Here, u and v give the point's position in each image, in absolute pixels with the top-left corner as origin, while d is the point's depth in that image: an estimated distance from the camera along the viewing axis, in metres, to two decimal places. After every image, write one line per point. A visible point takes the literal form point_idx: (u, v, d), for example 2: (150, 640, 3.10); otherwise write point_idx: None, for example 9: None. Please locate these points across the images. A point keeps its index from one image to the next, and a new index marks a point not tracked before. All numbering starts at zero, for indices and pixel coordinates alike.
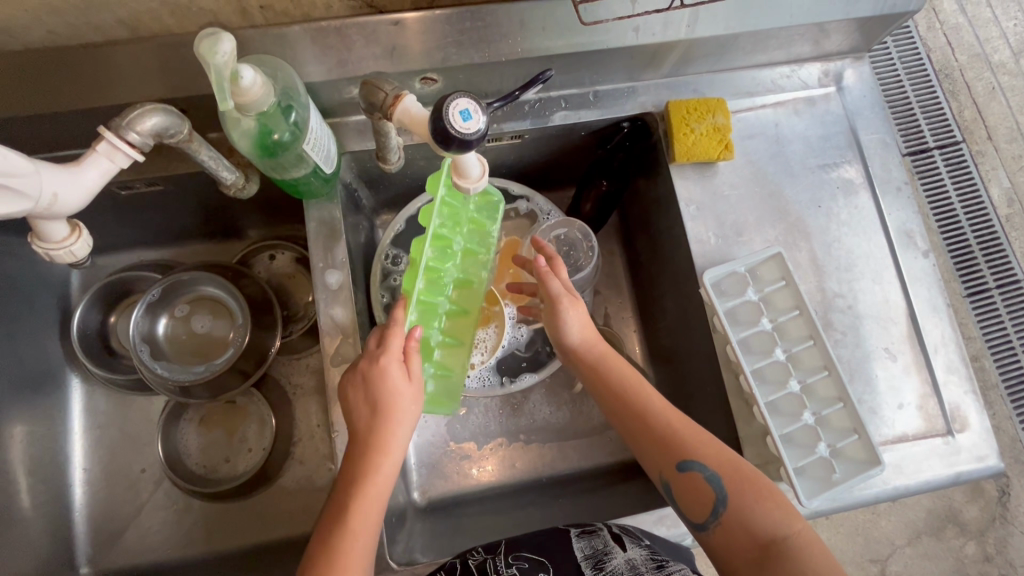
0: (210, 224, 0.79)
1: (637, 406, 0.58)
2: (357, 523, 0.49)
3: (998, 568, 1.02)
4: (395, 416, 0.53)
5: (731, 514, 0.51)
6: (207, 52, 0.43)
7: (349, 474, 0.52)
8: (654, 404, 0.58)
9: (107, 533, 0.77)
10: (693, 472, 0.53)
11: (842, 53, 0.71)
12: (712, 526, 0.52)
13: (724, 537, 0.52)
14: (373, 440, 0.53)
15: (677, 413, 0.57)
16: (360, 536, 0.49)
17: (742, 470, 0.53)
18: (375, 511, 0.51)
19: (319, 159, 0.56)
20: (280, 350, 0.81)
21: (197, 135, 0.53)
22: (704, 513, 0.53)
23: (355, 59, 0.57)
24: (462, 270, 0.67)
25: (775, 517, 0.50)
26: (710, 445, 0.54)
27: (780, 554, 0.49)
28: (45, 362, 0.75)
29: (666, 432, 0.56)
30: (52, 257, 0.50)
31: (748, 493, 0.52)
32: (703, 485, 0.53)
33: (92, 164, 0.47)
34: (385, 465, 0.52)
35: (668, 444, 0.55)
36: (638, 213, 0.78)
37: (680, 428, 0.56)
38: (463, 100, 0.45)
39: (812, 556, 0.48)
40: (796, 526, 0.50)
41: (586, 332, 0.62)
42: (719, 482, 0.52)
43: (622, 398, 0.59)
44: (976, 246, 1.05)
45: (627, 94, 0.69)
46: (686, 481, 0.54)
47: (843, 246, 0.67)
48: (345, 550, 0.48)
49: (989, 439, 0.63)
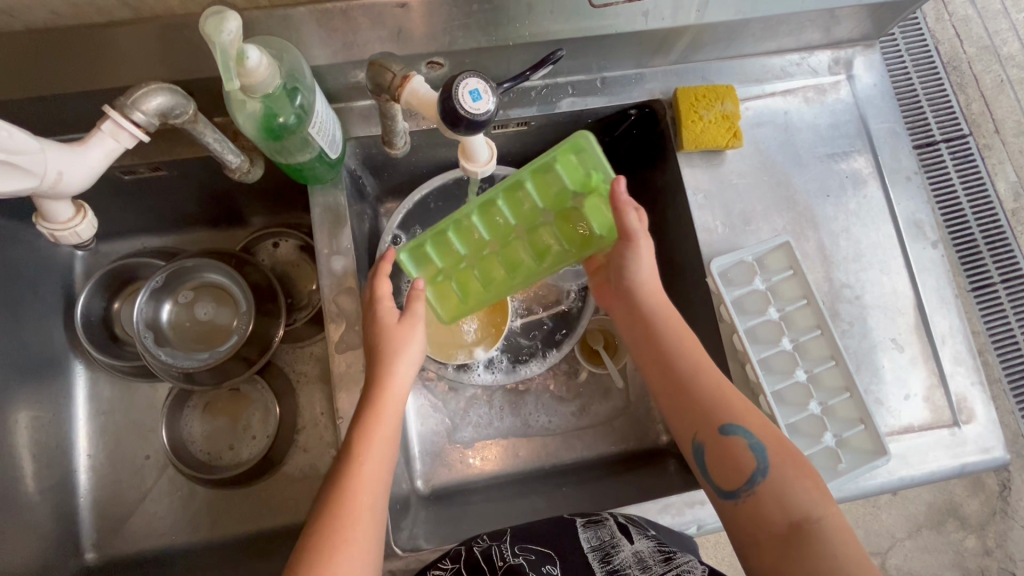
0: (214, 210, 0.79)
1: (682, 366, 0.58)
2: (364, 492, 0.50)
3: (998, 562, 1.02)
4: (393, 381, 0.56)
5: (769, 485, 0.51)
6: (212, 31, 0.43)
7: (369, 441, 0.52)
8: (699, 363, 0.58)
9: (112, 519, 0.77)
10: (735, 437, 0.53)
11: (853, 41, 0.70)
12: (744, 495, 0.52)
13: (755, 508, 0.51)
14: (380, 413, 0.54)
15: (723, 379, 0.57)
16: (367, 504, 0.50)
17: (787, 448, 0.53)
18: (382, 483, 0.52)
19: (324, 143, 0.56)
20: (284, 338, 0.81)
21: (203, 117, 0.53)
22: (738, 481, 0.52)
23: (361, 42, 0.56)
24: (535, 249, 0.63)
25: (815, 499, 0.50)
26: (754, 414, 0.54)
27: (814, 533, 0.48)
28: (50, 348, 0.75)
29: (714, 394, 0.55)
30: (57, 239, 0.50)
31: (788, 467, 0.51)
32: (745, 451, 0.52)
33: (98, 143, 0.47)
34: (379, 435, 0.53)
35: (711, 406, 0.55)
36: (644, 203, 0.77)
37: (725, 393, 0.55)
38: (473, 80, 0.45)
39: (843, 540, 0.48)
40: (831, 509, 0.50)
41: (648, 284, 0.61)
42: (763, 452, 0.52)
43: (664, 353, 0.59)
44: (982, 239, 1.04)
45: (635, 81, 0.68)
46: (728, 445, 0.53)
47: (851, 236, 0.67)
48: (354, 514, 0.49)
49: (996, 430, 0.62)
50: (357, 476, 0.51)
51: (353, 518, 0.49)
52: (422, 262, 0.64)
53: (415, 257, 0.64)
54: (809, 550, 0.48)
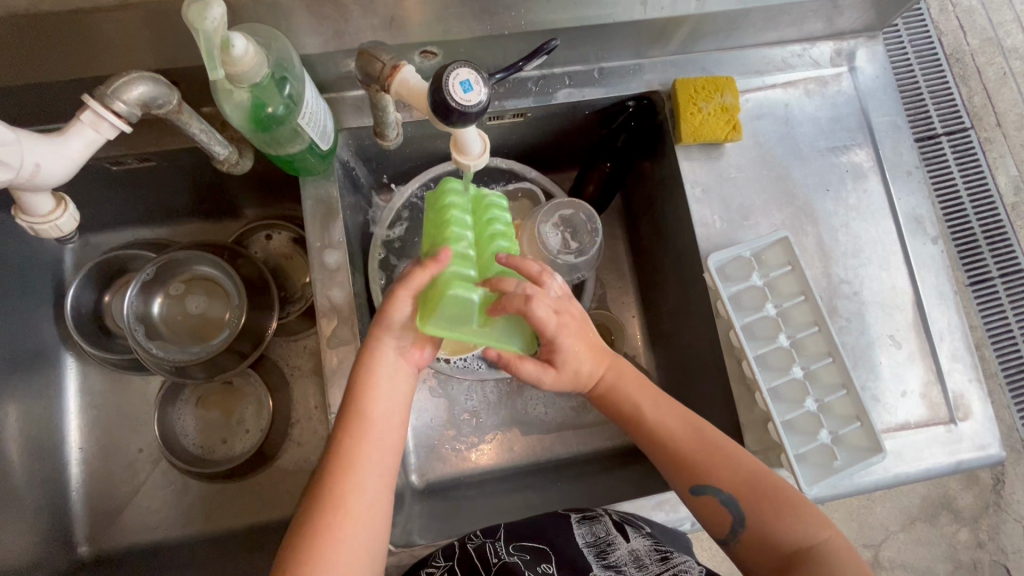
0: (206, 202, 0.77)
1: (647, 428, 0.57)
2: (351, 513, 0.48)
3: (990, 555, 1.02)
4: (384, 364, 0.53)
5: (751, 531, 0.52)
6: (195, 18, 0.41)
7: (370, 433, 0.51)
8: (662, 425, 0.57)
9: (104, 513, 0.76)
10: (707, 496, 0.54)
11: (856, 32, 0.69)
12: (732, 542, 0.54)
13: (746, 551, 0.53)
14: (372, 401, 0.52)
15: (688, 428, 0.56)
16: (359, 524, 0.48)
17: (763, 493, 0.53)
18: (377, 502, 0.50)
19: (314, 134, 0.55)
20: (277, 331, 0.80)
21: (188, 107, 0.51)
22: (722, 532, 0.54)
23: (353, 30, 0.55)
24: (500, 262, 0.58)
25: (800, 531, 0.51)
26: (723, 467, 0.54)
27: (809, 560, 0.50)
28: (40, 340, 0.74)
29: (678, 456, 0.55)
30: (39, 231, 0.49)
31: (765, 511, 0.52)
32: (718, 507, 0.53)
33: (77, 133, 0.46)
34: (366, 450, 0.51)
35: (682, 467, 0.55)
36: (642, 197, 0.76)
37: (692, 449, 0.55)
38: (464, 71, 0.43)
39: (843, 558, 0.50)
40: (827, 532, 0.51)
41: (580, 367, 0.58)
42: (736, 505, 0.53)
43: (627, 417, 0.59)
44: (981, 233, 1.03)
45: (634, 72, 0.67)
46: (702, 502, 0.54)
47: (850, 232, 0.66)
48: (350, 512, 0.48)
49: (992, 428, 0.62)
50: (346, 493, 0.48)
51: (341, 530, 0.47)
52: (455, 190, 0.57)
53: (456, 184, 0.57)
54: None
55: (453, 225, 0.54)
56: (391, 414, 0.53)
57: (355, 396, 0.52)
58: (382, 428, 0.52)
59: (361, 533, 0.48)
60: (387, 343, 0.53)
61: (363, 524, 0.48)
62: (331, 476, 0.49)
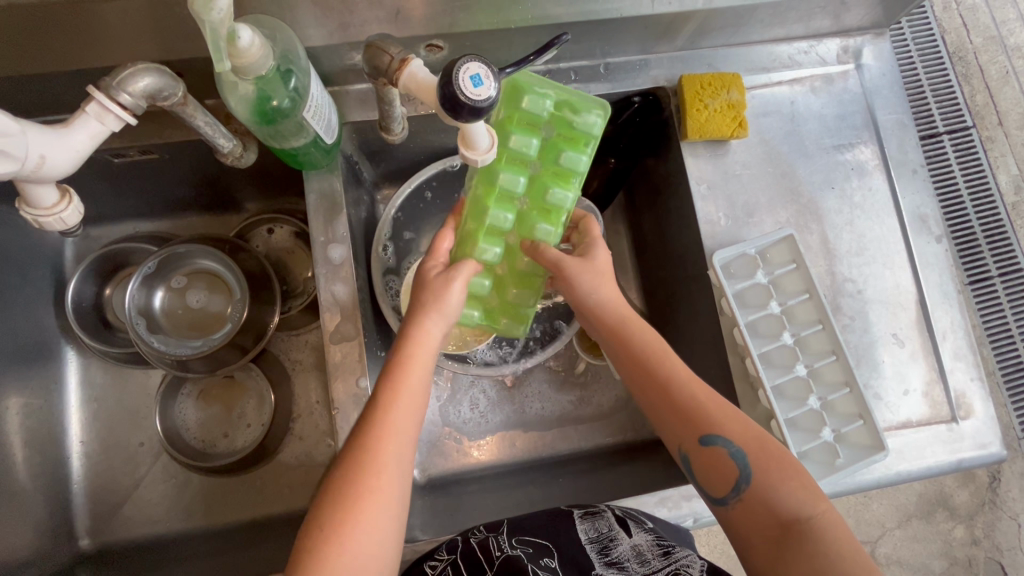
0: (208, 195, 0.77)
1: (660, 375, 0.55)
2: (387, 479, 0.47)
3: (985, 552, 1.03)
4: (426, 343, 0.53)
5: (754, 491, 0.50)
6: (202, 10, 0.40)
7: (403, 402, 0.50)
8: (678, 370, 0.55)
9: (104, 506, 0.76)
10: (717, 447, 0.52)
11: (864, 29, 0.69)
12: (733, 501, 0.51)
13: (744, 514, 0.50)
14: (410, 372, 0.51)
15: (699, 385, 0.55)
16: (390, 490, 0.47)
17: (772, 448, 0.51)
18: (406, 470, 0.49)
19: (319, 128, 0.54)
20: (279, 325, 0.80)
21: (194, 99, 0.51)
22: (725, 489, 0.52)
23: (358, 23, 0.54)
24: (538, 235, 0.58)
25: (799, 499, 0.49)
26: (734, 420, 0.53)
27: (806, 533, 0.47)
28: (39, 332, 0.74)
29: (686, 398, 0.54)
30: (42, 224, 0.49)
31: (772, 470, 0.50)
32: (725, 459, 0.52)
33: (82, 125, 0.45)
34: (399, 419, 0.49)
35: (689, 417, 0.53)
36: (645, 195, 0.76)
37: (705, 401, 0.54)
38: (474, 65, 0.43)
39: (836, 539, 0.47)
40: (821, 506, 0.48)
41: (611, 299, 0.58)
42: (744, 458, 0.51)
43: (646, 368, 0.56)
44: (981, 233, 1.02)
45: (639, 68, 0.67)
46: (706, 454, 0.52)
47: (855, 229, 0.66)
48: (385, 479, 0.47)
49: (994, 427, 0.62)
50: (382, 458, 0.47)
51: (374, 497, 0.46)
52: (529, 118, 0.54)
53: (540, 85, 0.53)
54: (803, 548, 0.47)
55: (493, 207, 0.56)
56: (428, 385, 0.53)
57: (395, 367, 0.51)
58: (416, 398, 0.51)
59: (392, 497, 0.47)
60: (428, 322, 0.53)
61: (396, 491, 0.47)
62: (365, 443, 0.48)
